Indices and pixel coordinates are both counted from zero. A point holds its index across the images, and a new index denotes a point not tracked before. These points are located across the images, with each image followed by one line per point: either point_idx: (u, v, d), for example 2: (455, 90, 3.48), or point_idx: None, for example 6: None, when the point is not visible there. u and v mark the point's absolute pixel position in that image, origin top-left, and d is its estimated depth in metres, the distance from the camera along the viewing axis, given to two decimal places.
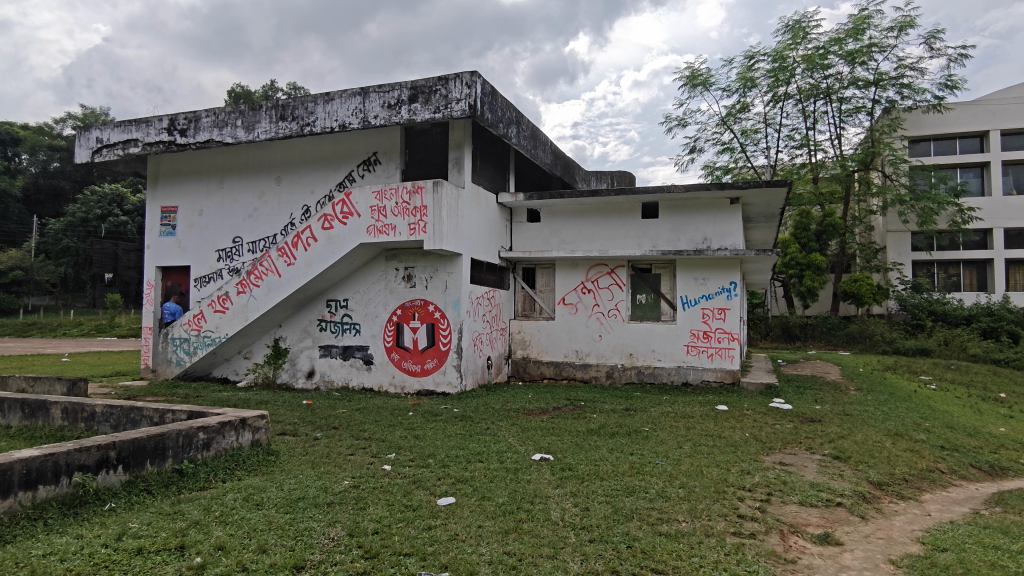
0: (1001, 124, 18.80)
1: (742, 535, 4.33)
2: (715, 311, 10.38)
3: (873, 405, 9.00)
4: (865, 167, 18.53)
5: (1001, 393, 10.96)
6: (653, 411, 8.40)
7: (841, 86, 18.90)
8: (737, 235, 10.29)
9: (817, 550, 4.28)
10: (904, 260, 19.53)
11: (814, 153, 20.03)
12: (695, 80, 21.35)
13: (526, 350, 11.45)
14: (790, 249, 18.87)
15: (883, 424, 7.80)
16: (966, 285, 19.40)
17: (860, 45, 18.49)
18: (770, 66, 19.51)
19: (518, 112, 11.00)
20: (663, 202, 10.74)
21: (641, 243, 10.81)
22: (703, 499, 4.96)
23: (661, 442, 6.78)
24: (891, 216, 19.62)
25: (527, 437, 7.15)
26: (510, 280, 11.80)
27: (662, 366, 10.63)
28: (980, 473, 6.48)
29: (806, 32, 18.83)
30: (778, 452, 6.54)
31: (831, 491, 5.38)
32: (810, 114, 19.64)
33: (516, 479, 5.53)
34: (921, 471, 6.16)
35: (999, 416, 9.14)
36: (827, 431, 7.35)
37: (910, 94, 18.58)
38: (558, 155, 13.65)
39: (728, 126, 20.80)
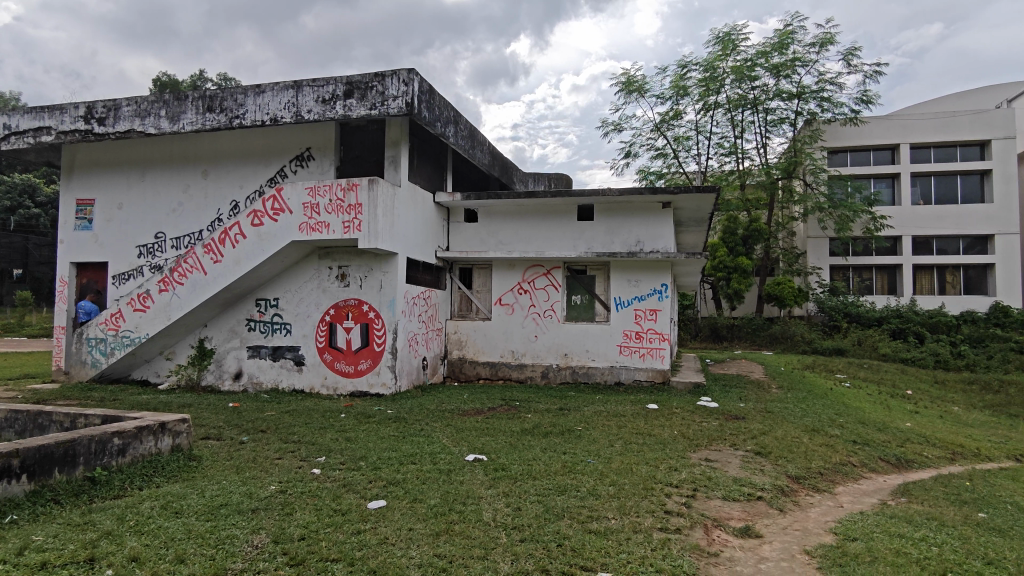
0: (910, 137, 19.95)
1: (668, 531, 4.45)
2: (647, 312, 10.68)
3: (793, 403, 9.42)
4: (788, 175, 19.60)
5: (907, 390, 11.69)
6: (587, 410, 8.52)
7: (767, 98, 19.72)
8: (668, 239, 10.59)
9: (738, 543, 4.45)
10: (823, 265, 20.55)
11: (741, 160, 20.83)
12: (630, 86, 21.82)
13: (462, 350, 11.41)
14: (719, 253, 19.55)
15: (801, 421, 8.18)
16: (878, 289, 20.52)
17: (784, 59, 19.35)
18: (702, 76, 20.17)
19: (455, 112, 10.95)
20: (598, 205, 10.91)
21: (576, 245, 10.95)
22: (632, 496, 5.07)
23: (592, 442, 6.87)
24: (811, 222, 20.61)
25: (460, 437, 7.12)
26: (447, 279, 11.71)
27: (595, 366, 10.80)
28: (887, 465, 6.90)
29: (735, 44, 19.55)
30: (704, 448, 6.76)
31: (753, 486, 5.60)
32: (738, 123, 20.42)
33: (448, 480, 5.49)
34: (834, 464, 6.50)
35: (905, 412, 9.75)
36: (751, 428, 7.64)
37: (829, 107, 19.59)
38: (496, 156, 13.66)
39: (662, 132, 21.36)
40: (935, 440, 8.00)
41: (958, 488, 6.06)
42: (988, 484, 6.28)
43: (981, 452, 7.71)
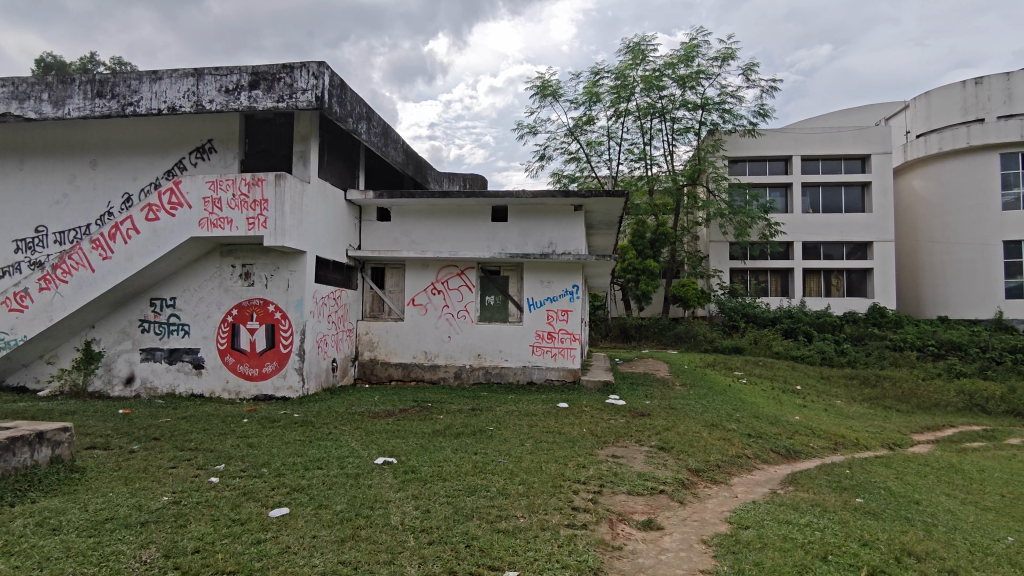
0: (801, 150, 21.38)
1: (575, 527, 4.55)
2: (559, 312, 10.88)
3: (694, 400, 9.88)
4: (692, 182, 20.66)
5: (797, 385, 12.53)
6: (498, 410, 8.56)
7: (674, 107, 20.57)
8: (580, 241, 10.83)
9: (641, 536, 4.62)
10: (723, 268, 21.66)
11: (649, 166, 21.60)
12: (545, 90, 22.16)
13: (374, 351, 11.18)
14: (628, 255, 20.18)
15: (701, 416, 8.59)
16: (772, 291, 21.85)
17: (689, 71, 20.24)
18: (613, 83, 20.75)
19: (368, 108, 10.73)
20: (512, 206, 11.00)
21: (490, 246, 10.99)
22: (542, 494, 5.15)
23: (503, 441, 6.91)
24: (713, 227, 21.68)
25: (370, 440, 6.98)
26: (358, 279, 11.43)
27: (508, 366, 10.88)
28: (778, 456, 7.35)
29: (644, 54, 20.28)
30: (611, 445, 6.96)
31: (656, 480, 5.81)
32: (647, 131, 21.16)
33: (356, 485, 5.35)
34: (731, 456, 6.87)
35: (794, 406, 10.44)
36: (655, 424, 7.96)
37: (730, 119, 20.66)
38: (410, 154, 13.51)
39: (575, 136, 21.81)
40: (820, 432, 8.62)
41: (839, 475, 6.56)
42: (864, 471, 6.84)
43: (859, 442, 8.38)
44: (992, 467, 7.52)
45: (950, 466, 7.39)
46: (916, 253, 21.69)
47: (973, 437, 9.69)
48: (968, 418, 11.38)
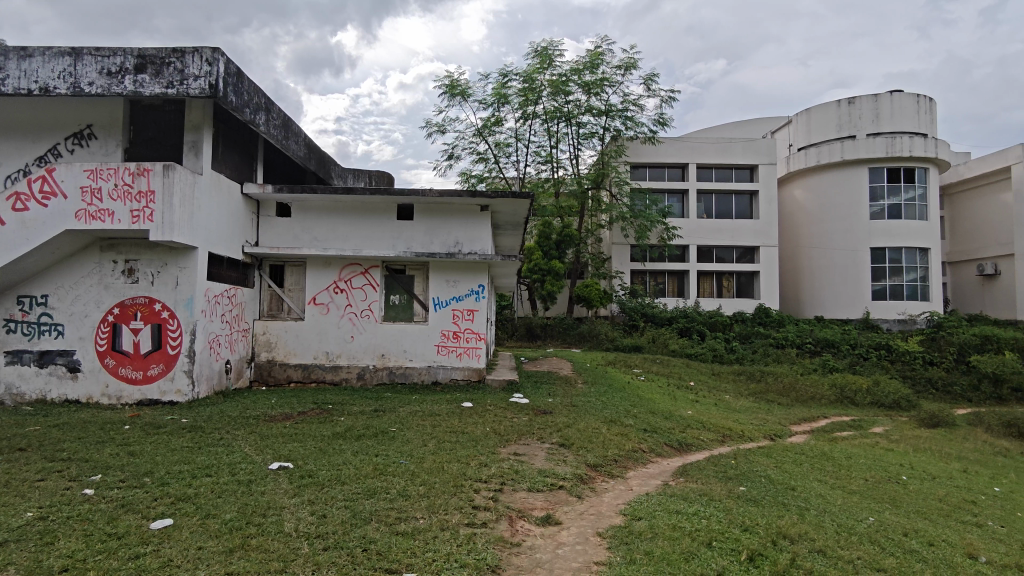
0: (697, 159, 22.48)
1: (474, 525, 4.56)
2: (464, 312, 10.91)
3: (595, 397, 10.17)
4: (596, 186, 21.34)
5: (690, 382, 13.20)
6: (402, 411, 8.47)
7: (579, 112, 21.09)
8: (486, 241, 10.89)
9: (539, 531, 4.71)
10: (624, 269, 22.48)
11: (555, 169, 22.03)
12: (453, 89, 22.08)
13: (271, 352, 10.74)
14: (534, 256, 20.49)
15: (601, 413, 8.87)
16: (669, 292, 22.90)
17: (594, 78, 20.81)
18: (521, 86, 20.99)
19: (267, 99, 10.29)
20: (418, 205, 10.89)
21: (396, 245, 10.82)
22: (442, 493, 5.13)
23: (405, 442, 6.85)
24: (615, 230, 22.42)
25: (264, 445, 6.69)
26: (255, 277, 10.93)
27: (413, 366, 10.77)
28: (671, 450, 7.71)
29: (552, 59, 20.67)
30: (513, 443, 7.04)
31: (555, 476, 5.94)
32: (553, 134, 21.57)
33: (248, 492, 5.12)
34: (628, 451, 7.14)
35: (687, 401, 10.99)
36: (556, 422, 8.12)
37: (632, 126, 21.44)
38: (312, 148, 13.07)
39: (483, 137, 21.87)
40: (710, 425, 9.11)
41: (725, 465, 6.97)
42: (747, 461, 7.31)
43: (744, 433, 8.95)
44: (857, 454, 8.25)
45: (822, 454, 8.03)
46: (798, 258, 23.35)
47: (843, 427, 10.59)
48: (839, 410, 12.43)
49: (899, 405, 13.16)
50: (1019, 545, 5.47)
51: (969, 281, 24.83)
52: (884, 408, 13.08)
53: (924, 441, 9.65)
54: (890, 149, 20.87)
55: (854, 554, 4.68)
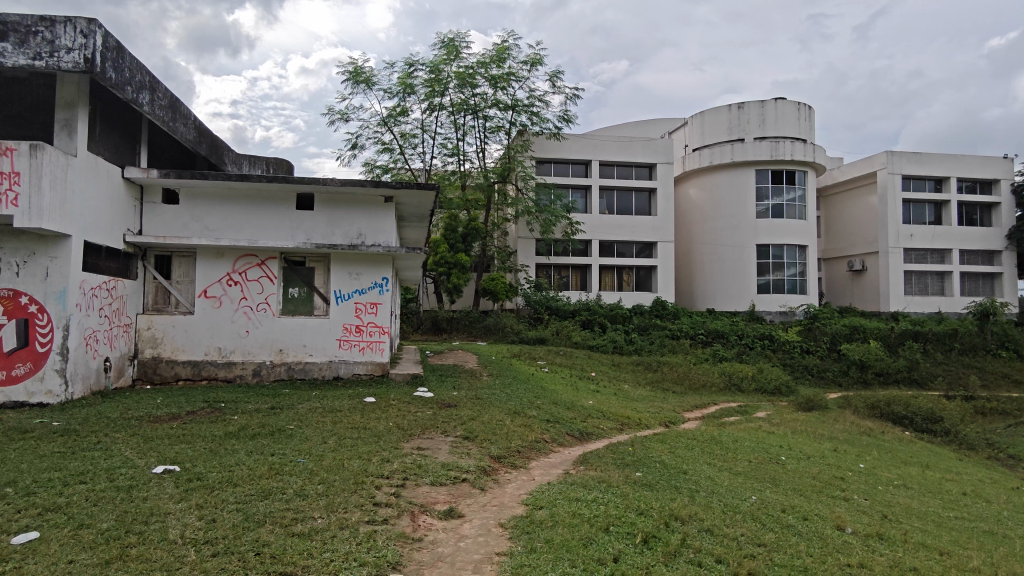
0: (599, 155, 23.06)
1: (375, 523, 4.49)
2: (367, 306, 10.67)
3: (499, 389, 10.27)
4: (502, 180, 21.51)
5: (591, 372, 13.63)
6: (301, 408, 8.18)
7: (486, 106, 21.11)
8: (390, 233, 10.70)
9: (441, 525, 4.70)
10: (529, 262, 22.58)
11: (462, 162, 21.96)
12: (357, 77, 21.47)
13: (157, 348, 10.04)
14: (440, 248, 20.37)
15: (506, 404, 8.98)
16: (572, 285, 23.25)
17: (501, 72, 20.89)
18: (427, 77, 20.72)
19: (152, 77, 9.57)
20: (318, 195, 10.52)
21: (295, 235, 10.41)
22: (341, 492, 5.00)
23: (305, 439, 6.63)
24: (521, 224, 22.64)
25: (148, 447, 6.26)
26: (139, 268, 10.17)
27: (312, 361, 10.42)
28: (572, 439, 7.93)
29: (458, 50, 20.54)
30: (417, 437, 6.99)
31: (459, 469, 5.94)
32: (460, 127, 21.48)
33: (128, 498, 4.77)
34: (530, 441, 7.27)
35: (588, 391, 11.32)
36: (460, 414, 8.14)
37: (537, 121, 21.72)
38: (203, 132, 12.29)
39: (388, 127, 21.43)
40: (610, 414, 9.44)
41: (622, 453, 7.23)
42: (644, 447, 7.62)
43: (641, 421, 9.33)
44: (742, 438, 8.82)
45: (712, 438, 8.52)
46: (691, 254, 24.57)
47: (730, 412, 11.30)
48: (727, 397, 13.27)
49: (779, 391, 14.21)
50: (879, 516, 6.05)
51: (841, 276, 27.08)
52: (767, 393, 14.08)
53: (800, 423, 10.46)
54: (773, 153, 22.30)
55: (738, 531, 4.99)
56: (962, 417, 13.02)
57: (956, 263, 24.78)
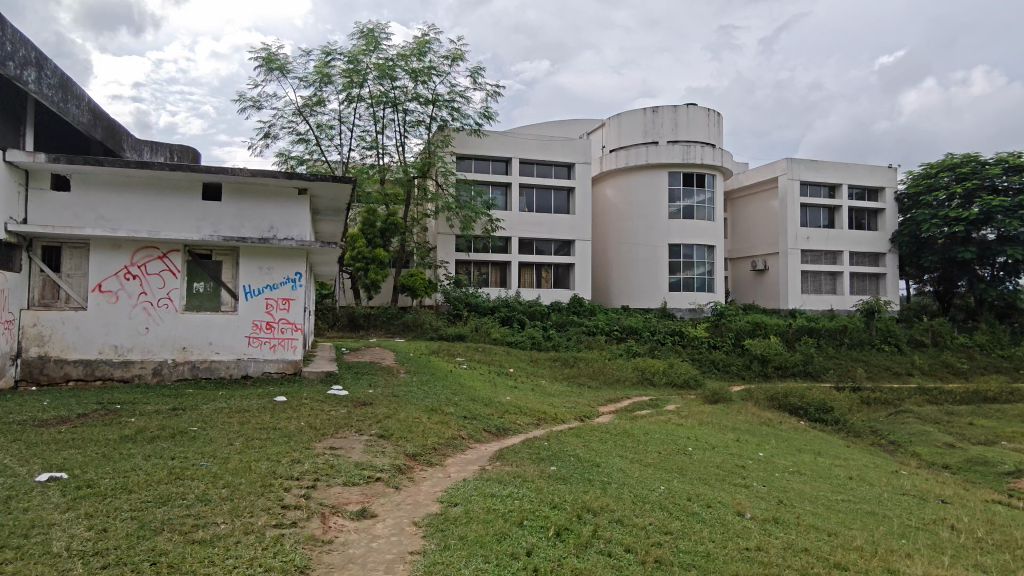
0: (519, 153, 23.22)
1: (283, 526, 4.34)
2: (278, 302, 10.30)
3: (416, 386, 10.18)
4: (423, 175, 21.31)
5: (509, 368, 13.76)
6: (205, 408, 7.79)
7: (406, 99, 20.81)
8: (303, 226, 10.37)
9: (353, 526, 4.61)
10: (449, 259, 22.53)
11: (380, 155, 21.56)
12: (271, 64, 20.63)
13: (43, 347, 9.27)
14: (357, 244, 19.91)
15: (423, 402, 8.89)
16: (492, 282, 23.45)
17: (421, 66, 20.65)
18: (345, 67, 20.18)
19: (38, 52, 8.81)
20: (227, 184, 10.04)
21: (201, 227, 9.90)
22: (247, 495, 4.80)
23: (209, 441, 6.33)
24: (441, 220, 22.48)
25: (31, 454, 5.77)
26: (23, 259, 9.30)
27: (219, 359, 9.95)
28: (489, 435, 7.98)
29: (378, 42, 20.11)
30: (330, 437, 6.81)
31: (372, 468, 5.84)
32: (379, 120, 21.08)
33: (6, 511, 4.38)
34: (447, 439, 7.24)
35: (506, 387, 11.40)
36: (376, 412, 8.00)
37: (458, 117, 21.62)
38: (98, 115, 11.45)
39: (304, 117, 20.72)
40: (527, 409, 9.55)
41: (538, 448, 7.32)
42: (558, 442, 7.75)
43: (556, 416, 9.50)
44: (653, 430, 9.16)
45: (624, 431, 8.80)
46: (608, 252, 25.19)
47: (642, 406, 11.71)
48: (640, 391, 13.76)
49: (688, 384, 14.88)
50: (775, 501, 6.44)
51: (745, 276, 28.54)
52: (676, 387, 14.70)
53: (706, 415, 10.99)
54: (685, 156, 23.22)
55: (647, 521, 5.17)
56: (849, 407, 14.06)
57: (847, 264, 26.65)
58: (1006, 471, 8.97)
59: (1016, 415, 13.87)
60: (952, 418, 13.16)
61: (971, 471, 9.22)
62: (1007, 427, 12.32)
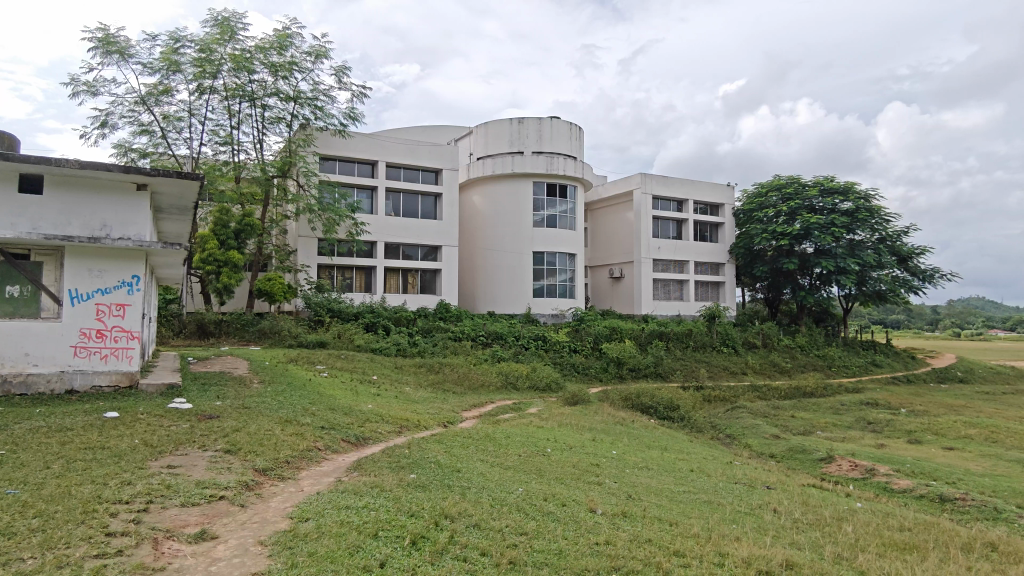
0: (386, 157, 22.83)
1: (106, 556, 3.93)
2: (112, 307, 9.35)
3: (270, 397, 9.65)
4: (282, 174, 20.30)
5: (373, 375, 13.46)
6: (16, 428, 6.87)
7: (264, 94, 19.77)
8: (142, 225, 9.51)
9: (190, 550, 4.26)
10: (310, 263, 21.55)
11: (236, 152, 20.30)
12: (108, 45, 18.72)
13: None
14: (208, 245, 18.55)
15: (276, 413, 8.45)
16: (357, 287, 22.74)
17: (282, 60, 19.70)
18: (196, 55, 18.77)
19: None
20: (49, 176, 8.96)
21: (16, 224, 8.74)
22: (63, 525, 4.29)
23: (19, 466, 5.58)
24: (302, 222, 21.49)
25: None
26: None
27: (37, 373, 8.84)
28: (347, 445, 7.75)
29: (233, 31, 18.88)
30: (168, 455, 6.27)
31: (215, 486, 5.45)
32: (234, 114, 19.86)
33: None
34: (301, 451, 6.93)
35: (368, 395, 11.13)
36: (223, 426, 7.48)
37: (321, 116, 20.87)
38: None
39: (148, 106, 19.02)
40: (388, 417, 9.37)
41: (398, 456, 7.22)
42: (419, 449, 7.69)
43: (419, 423, 9.42)
44: (514, 433, 9.37)
45: (486, 435, 8.91)
46: (474, 258, 25.42)
47: (505, 409, 11.94)
48: (503, 395, 14.02)
49: (550, 387, 15.40)
50: (624, 495, 6.83)
51: (604, 283, 29.99)
52: (539, 390, 15.17)
53: (565, 417, 11.44)
54: (548, 167, 24.04)
55: (503, 523, 5.27)
56: (693, 405, 15.23)
57: (692, 273, 28.89)
58: (820, 457, 10.14)
59: (828, 407, 15.78)
60: (778, 412, 14.71)
61: (792, 458, 10.34)
62: (821, 418, 13.96)
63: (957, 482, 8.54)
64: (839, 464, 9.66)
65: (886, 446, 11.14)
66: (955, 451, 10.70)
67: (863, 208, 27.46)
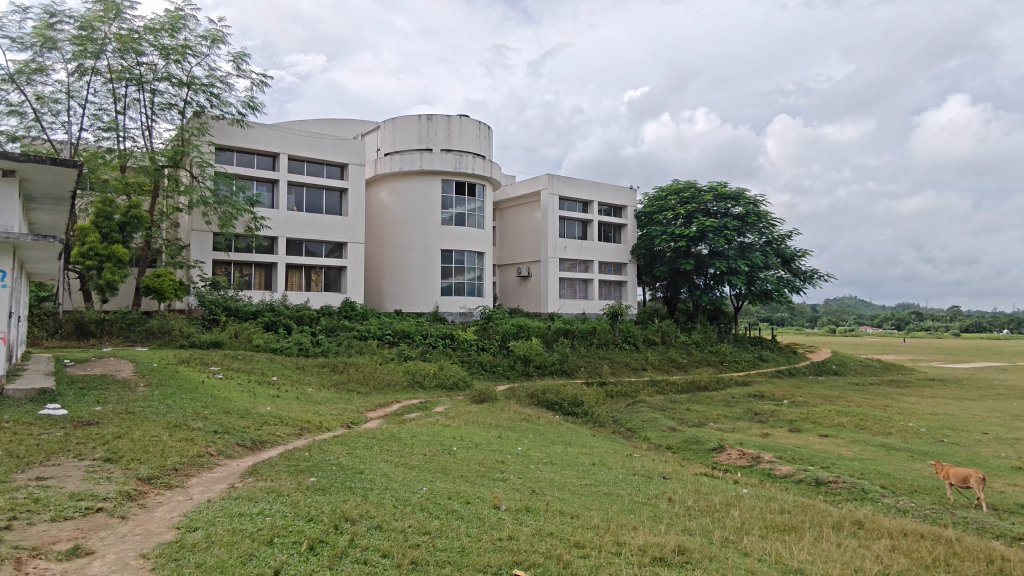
0: (288, 149, 21.96)
1: None
2: None
3: (157, 400, 9.07)
4: (173, 164, 19.09)
5: (272, 376, 12.93)
6: None
7: (154, 78, 18.52)
8: (9, 216, 8.66)
9: (61, 568, 3.94)
10: (205, 259, 20.37)
11: (121, 139, 18.90)
12: None
13: None
14: (88, 237, 17.17)
15: (163, 418, 7.94)
16: (256, 284, 21.82)
17: (173, 43, 18.53)
18: (75, 33, 17.30)
19: None
20: None
21: None
22: None
23: None
24: (195, 215, 20.26)
25: None
26: None
27: None
28: (242, 450, 7.40)
29: (119, 9, 17.54)
30: (37, 466, 5.75)
31: (92, 498, 5.06)
32: (119, 98, 18.48)
33: None
34: (190, 457, 6.56)
35: (267, 397, 10.68)
36: (102, 433, 6.95)
37: (217, 104, 19.80)
38: None
39: (18, 85, 17.33)
40: (287, 419, 9.04)
41: (297, 459, 6.99)
42: (320, 451, 7.47)
43: (321, 425, 9.15)
44: (420, 432, 9.28)
45: (391, 436, 8.78)
46: (381, 256, 24.98)
47: (411, 409, 11.81)
48: (409, 394, 13.86)
49: (457, 385, 15.41)
50: (528, 491, 6.94)
51: (512, 281, 30.29)
52: (445, 389, 15.11)
53: (471, 415, 11.46)
54: (457, 165, 23.98)
55: (406, 523, 5.22)
56: (597, 401, 15.69)
57: (596, 272, 29.73)
58: (712, 447, 10.74)
59: (720, 400, 16.71)
60: (675, 405, 15.43)
61: (687, 449, 10.88)
62: (713, 411, 14.78)
63: (830, 467, 9.31)
64: (728, 453, 10.28)
65: (770, 435, 11.95)
66: (829, 438, 11.65)
67: (753, 212, 29.31)
